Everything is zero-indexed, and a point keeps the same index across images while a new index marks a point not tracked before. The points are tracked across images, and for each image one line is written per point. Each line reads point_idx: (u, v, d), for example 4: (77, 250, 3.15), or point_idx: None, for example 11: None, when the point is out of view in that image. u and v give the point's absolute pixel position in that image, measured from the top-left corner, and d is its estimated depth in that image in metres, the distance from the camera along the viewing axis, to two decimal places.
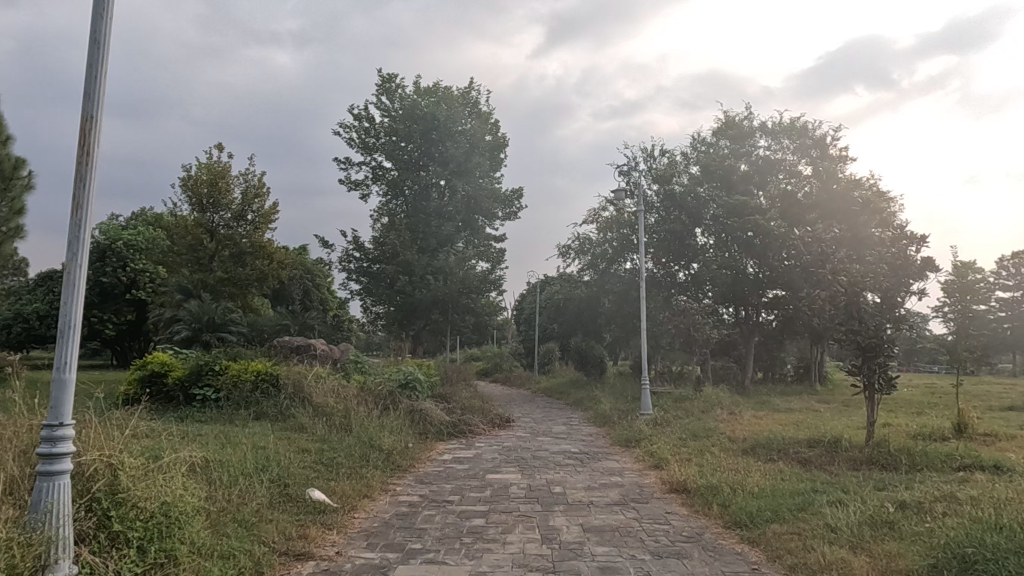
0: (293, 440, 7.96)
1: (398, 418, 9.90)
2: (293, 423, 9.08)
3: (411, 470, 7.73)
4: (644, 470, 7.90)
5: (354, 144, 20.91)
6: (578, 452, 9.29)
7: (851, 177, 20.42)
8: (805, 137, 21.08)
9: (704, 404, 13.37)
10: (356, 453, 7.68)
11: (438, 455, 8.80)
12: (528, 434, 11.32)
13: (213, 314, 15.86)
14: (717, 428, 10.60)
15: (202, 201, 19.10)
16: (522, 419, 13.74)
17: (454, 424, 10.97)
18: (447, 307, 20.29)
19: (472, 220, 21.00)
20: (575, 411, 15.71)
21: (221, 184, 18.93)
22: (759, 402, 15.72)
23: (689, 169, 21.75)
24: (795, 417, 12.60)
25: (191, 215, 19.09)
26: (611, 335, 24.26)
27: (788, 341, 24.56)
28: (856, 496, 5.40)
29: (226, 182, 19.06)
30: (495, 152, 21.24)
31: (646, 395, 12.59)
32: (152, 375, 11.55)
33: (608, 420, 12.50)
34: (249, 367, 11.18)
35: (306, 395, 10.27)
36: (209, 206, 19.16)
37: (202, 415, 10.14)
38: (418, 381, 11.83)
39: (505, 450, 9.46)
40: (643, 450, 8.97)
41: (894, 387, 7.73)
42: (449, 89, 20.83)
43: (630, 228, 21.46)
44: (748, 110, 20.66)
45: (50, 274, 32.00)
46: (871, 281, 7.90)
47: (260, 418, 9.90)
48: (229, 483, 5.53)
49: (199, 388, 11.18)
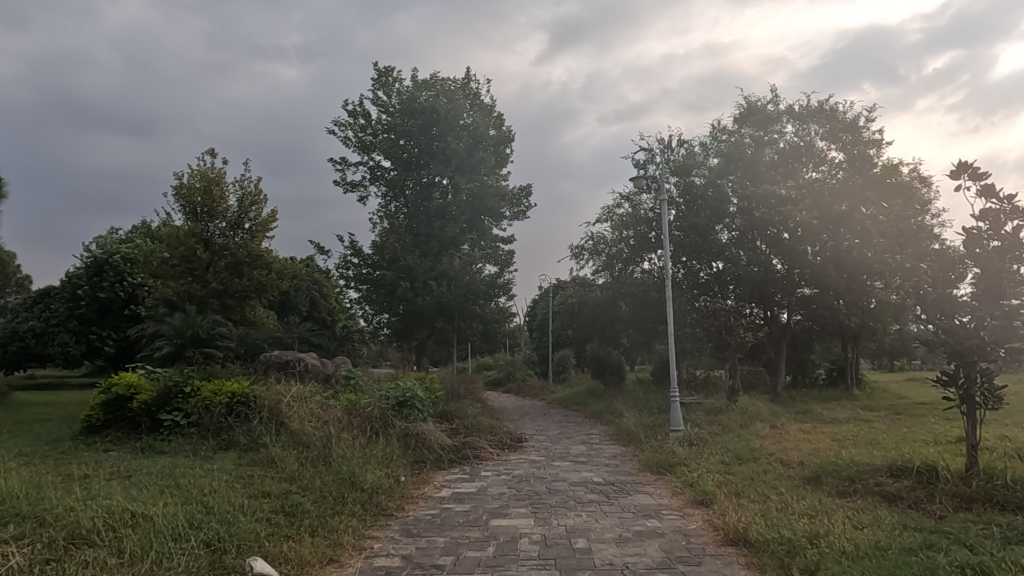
0: (254, 480, 6.53)
1: (390, 445, 8.45)
2: (261, 455, 7.64)
3: (399, 514, 6.25)
4: (686, 509, 6.35)
5: (350, 143, 19.64)
6: (601, 483, 7.76)
7: (887, 161, 18.77)
8: (836, 120, 19.36)
9: (741, 417, 11.77)
10: (328, 495, 6.24)
11: (435, 491, 7.34)
12: (543, 457, 9.84)
13: (198, 327, 14.45)
14: (763, 447, 9.06)
15: (196, 209, 17.85)
16: (535, 438, 12.22)
17: (457, 448, 9.50)
18: (452, 315, 18.83)
19: (477, 220, 19.61)
20: (595, 425, 14.19)
21: (215, 191, 17.72)
22: (799, 412, 14.14)
23: (709, 160, 20.29)
24: (848, 430, 11.03)
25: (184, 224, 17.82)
26: (630, 340, 22.70)
27: (820, 342, 22.90)
28: (1007, 564, 3.85)
29: (221, 189, 17.87)
30: (500, 147, 19.82)
31: (676, 409, 11.06)
32: (118, 400, 10.28)
33: (633, 439, 10.93)
34: (224, 387, 9.73)
35: (284, 418, 8.83)
36: (203, 215, 17.93)
37: (164, 448, 8.83)
38: (417, 399, 10.38)
39: (515, 480, 7.99)
40: (682, 480, 7.46)
41: (1000, 400, 6.33)
42: (449, 81, 19.42)
43: (649, 225, 19.92)
44: (773, 93, 19.08)
45: (47, 291, 31.32)
46: (964, 268, 6.40)
47: (230, 448, 8.54)
48: (132, 562, 4.09)
49: (166, 413, 9.82)
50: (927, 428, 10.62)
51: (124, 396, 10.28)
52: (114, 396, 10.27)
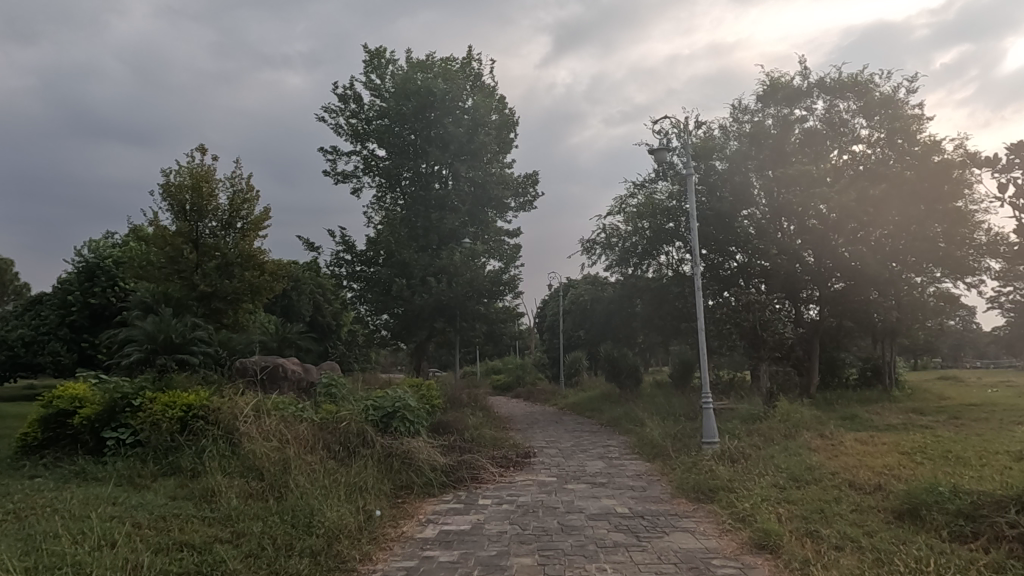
0: (175, 524, 5.00)
1: (366, 470, 6.92)
2: (201, 486, 6.08)
3: (364, 570, 4.69)
4: (745, 559, 4.75)
5: (341, 130, 18.18)
6: (628, 516, 6.16)
7: (930, 138, 17.05)
8: (870, 95, 17.59)
9: (784, 426, 10.12)
10: (268, 546, 4.69)
11: (418, 530, 5.75)
12: (555, 478, 8.23)
13: (172, 332, 12.86)
14: (820, 466, 7.45)
15: (184, 207, 16.20)
16: (547, 452, 10.58)
17: (450, 469, 7.92)
18: (454, 314, 17.26)
19: (479, 211, 18.04)
20: (614, 435, 12.52)
21: (206, 189, 16.09)
22: (846, 418, 12.45)
23: (731, 142, 18.65)
24: (912, 440, 9.38)
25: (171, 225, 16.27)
26: (647, 340, 21.03)
27: (853, 339, 21.17)
28: None
29: (211, 186, 16.28)
30: (503, 131, 18.27)
31: (710, 419, 9.36)
32: (60, 415, 8.78)
33: (660, 455, 9.27)
34: (178, 399, 8.20)
35: (237, 437, 7.29)
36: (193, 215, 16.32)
37: (97, 473, 7.30)
38: (407, 411, 8.82)
39: (520, 513, 6.41)
40: (731, 514, 5.83)
41: None
42: (446, 62, 17.89)
43: (669, 215, 18.10)
44: (802, 66, 17.38)
45: (39, 298, 30.04)
46: None
47: (174, 474, 7.00)
48: None
49: (110, 430, 8.31)
50: (1010, 438, 8.95)
51: (67, 411, 8.79)
52: (55, 410, 8.77)
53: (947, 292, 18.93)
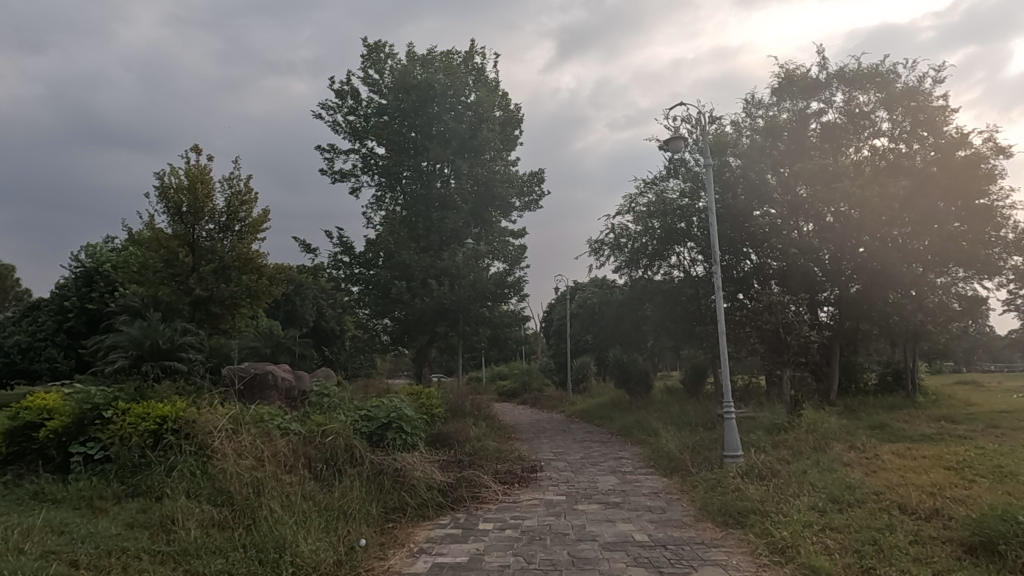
0: (121, 563, 4.28)
1: (352, 490, 6.18)
2: (161, 513, 5.34)
3: None
4: None
5: (339, 127, 17.52)
6: (651, 545, 5.40)
7: (955, 131, 16.26)
8: (892, 87, 16.78)
9: (813, 437, 9.32)
10: None
11: (408, 564, 5.01)
12: (565, 497, 7.45)
13: (160, 337, 12.13)
14: (861, 483, 6.66)
15: (179, 209, 15.51)
16: (555, 465, 9.79)
17: (449, 487, 7.17)
18: (456, 318, 16.50)
19: (483, 210, 17.30)
20: (626, 446, 11.72)
21: (200, 189, 15.40)
22: (875, 427, 11.61)
23: (745, 138, 17.88)
24: (954, 454, 8.55)
25: (166, 226, 15.60)
26: (658, 344, 20.21)
27: (873, 344, 20.29)
28: None
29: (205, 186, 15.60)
30: (507, 128, 17.60)
31: (733, 430, 8.54)
32: (26, 428, 8.04)
33: (679, 471, 8.48)
34: (152, 410, 7.47)
35: (211, 454, 6.56)
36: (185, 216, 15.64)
37: (57, 494, 6.56)
38: (403, 423, 8.07)
39: (525, 541, 5.63)
40: (770, 545, 5.06)
41: None
42: (448, 56, 17.22)
43: (682, 213, 17.30)
44: (820, 57, 16.63)
45: (38, 304, 29.40)
46: None
47: (139, 496, 6.26)
48: None
49: (78, 445, 7.57)
50: None
51: (34, 424, 8.04)
52: (22, 423, 8.05)
53: (973, 294, 18.05)
